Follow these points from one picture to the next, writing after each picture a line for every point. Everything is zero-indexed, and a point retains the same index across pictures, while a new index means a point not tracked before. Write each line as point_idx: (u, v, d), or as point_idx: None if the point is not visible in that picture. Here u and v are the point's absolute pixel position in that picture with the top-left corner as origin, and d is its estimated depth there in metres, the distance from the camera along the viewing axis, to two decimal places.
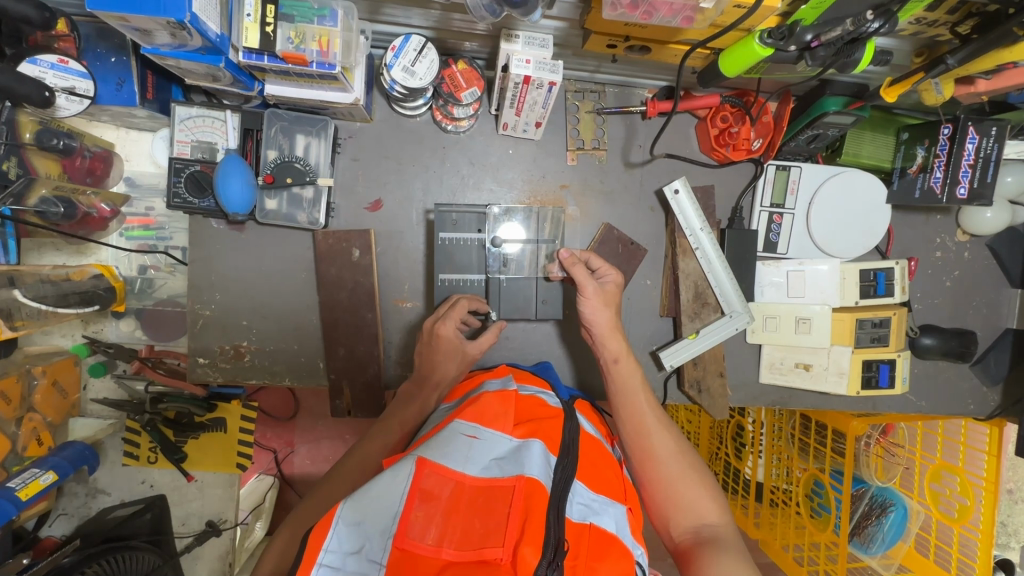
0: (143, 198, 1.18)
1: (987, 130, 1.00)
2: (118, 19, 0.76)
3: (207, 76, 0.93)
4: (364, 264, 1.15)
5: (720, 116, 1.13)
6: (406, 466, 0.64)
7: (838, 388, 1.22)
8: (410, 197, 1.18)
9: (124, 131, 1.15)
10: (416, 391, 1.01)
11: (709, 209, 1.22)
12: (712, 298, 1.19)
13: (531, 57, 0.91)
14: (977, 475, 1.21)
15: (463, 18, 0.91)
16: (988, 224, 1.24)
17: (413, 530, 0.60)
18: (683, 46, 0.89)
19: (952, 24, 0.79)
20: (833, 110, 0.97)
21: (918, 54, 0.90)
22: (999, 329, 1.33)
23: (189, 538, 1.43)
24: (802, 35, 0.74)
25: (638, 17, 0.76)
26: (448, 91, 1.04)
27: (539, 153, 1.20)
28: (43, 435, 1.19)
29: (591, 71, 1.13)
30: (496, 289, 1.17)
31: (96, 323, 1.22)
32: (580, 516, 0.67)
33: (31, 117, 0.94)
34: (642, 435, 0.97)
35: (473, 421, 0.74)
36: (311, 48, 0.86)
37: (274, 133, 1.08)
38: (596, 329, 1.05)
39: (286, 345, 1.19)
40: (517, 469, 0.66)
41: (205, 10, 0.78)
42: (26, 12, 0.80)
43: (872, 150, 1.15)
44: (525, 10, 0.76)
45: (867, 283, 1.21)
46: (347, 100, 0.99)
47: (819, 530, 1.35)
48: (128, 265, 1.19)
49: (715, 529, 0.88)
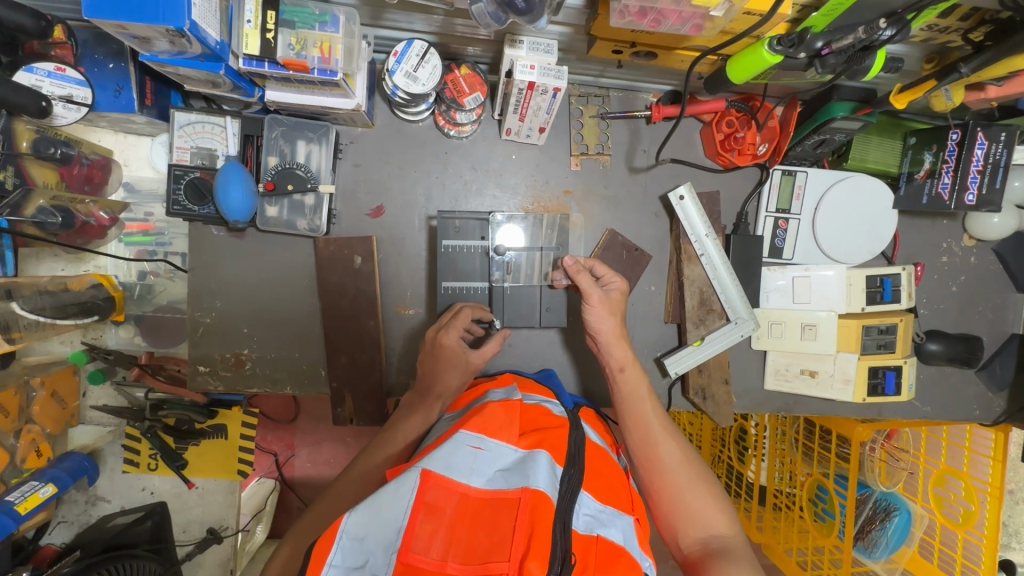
0: (142, 203, 1.16)
1: (995, 135, 1.00)
2: (116, 27, 0.75)
3: (206, 82, 0.92)
4: (366, 271, 1.14)
5: (726, 121, 1.11)
6: (410, 478, 0.63)
7: (844, 395, 1.22)
8: (412, 203, 1.17)
9: (122, 136, 1.13)
10: (419, 401, 1.00)
11: (713, 214, 1.21)
12: (717, 304, 1.18)
13: (535, 62, 0.90)
14: (982, 480, 1.21)
15: (466, 23, 0.90)
16: (994, 229, 1.23)
17: (417, 544, 0.59)
18: (691, 52, 0.87)
19: (964, 30, 0.78)
20: (841, 115, 0.96)
21: (929, 60, 0.88)
22: (1004, 334, 1.32)
23: (189, 545, 1.42)
24: (812, 42, 0.74)
25: (646, 25, 0.75)
26: (450, 96, 1.03)
27: (542, 158, 1.19)
28: (42, 447, 1.17)
29: (595, 76, 1.12)
30: (500, 296, 1.16)
31: (95, 330, 1.20)
32: (587, 528, 0.66)
33: (27, 126, 0.94)
34: (649, 444, 0.96)
35: (477, 430, 0.71)
36: (313, 55, 0.85)
37: (274, 137, 1.06)
38: (600, 336, 1.04)
39: (288, 352, 1.18)
40: (522, 481, 0.65)
41: (205, 17, 0.77)
42: (22, 21, 0.78)
43: (879, 155, 1.14)
44: (531, 18, 0.74)
45: (873, 289, 1.20)
46: (349, 106, 0.98)
47: (823, 534, 1.34)
48: (127, 272, 1.17)
49: (724, 540, 0.87)
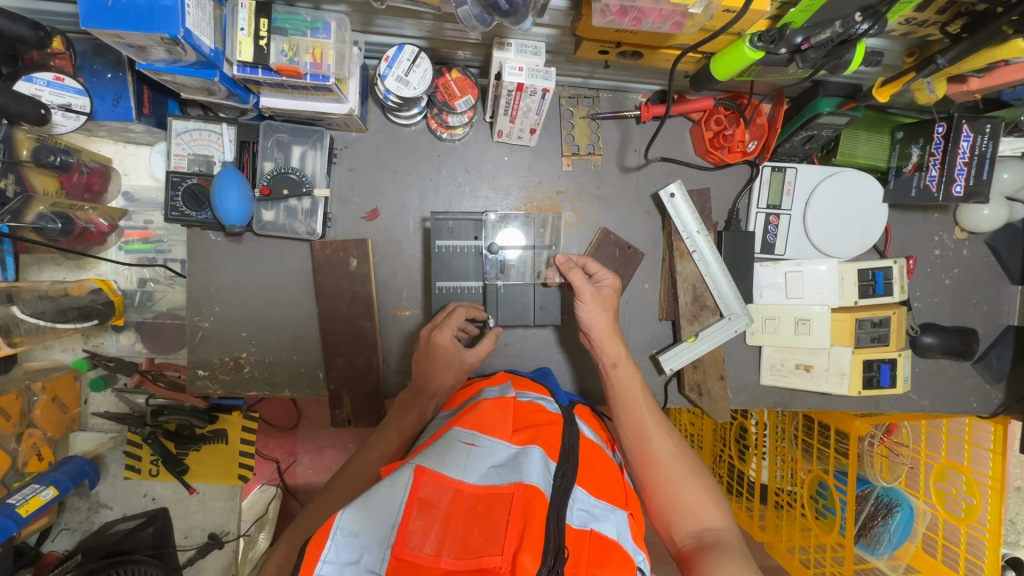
0: (142, 212, 1.19)
1: (981, 128, 1.01)
2: (113, 36, 0.77)
3: (202, 90, 0.94)
4: (361, 273, 1.16)
5: (714, 119, 1.13)
6: (405, 475, 0.63)
7: (839, 388, 1.22)
8: (406, 205, 1.19)
9: (122, 145, 1.16)
10: (414, 399, 1.01)
11: (705, 212, 1.22)
12: (710, 300, 1.19)
13: (523, 64, 0.92)
14: (983, 474, 1.19)
15: (455, 27, 0.92)
16: (985, 221, 1.23)
17: (412, 540, 0.59)
18: (675, 51, 0.90)
19: (942, 24, 0.79)
20: (827, 110, 0.97)
21: (909, 54, 0.90)
22: (1000, 326, 1.33)
23: (190, 550, 1.43)
24: (792, 39, 0.75)
25: (628, 24, 0.77)
26: (442, 99, 1.05)
27: (534, 159, 1.21)
28: (43, 451, 1.20)
29: (584, 77, 1.13)
30: (494, 295, 1.17)
31: (97, 337, 1.22)
32: (580, 523, 0.67)
33: (28, 134, 0.95)
34: (643, 439, 0.97)
35: (472, 429, 0.73)
36: (305, 61, 0.87)
37: (269, 145, 1.09)
38: (593, 333, 1.05)
39: (285, 355, 1.19)
40: (516, 477, 0.65)
41: (199, 25, 0.79)
42: (20, 31, 0.81)
43: (867, 150, 1.16)
44: (516, 19, 0.75)
45: (865, 283, 1.20)
46: (341, 110, 1.00)
47: (825, 531, 1.32)
48: (127, 279, 1.20)
49: (716, 533, 0.87)
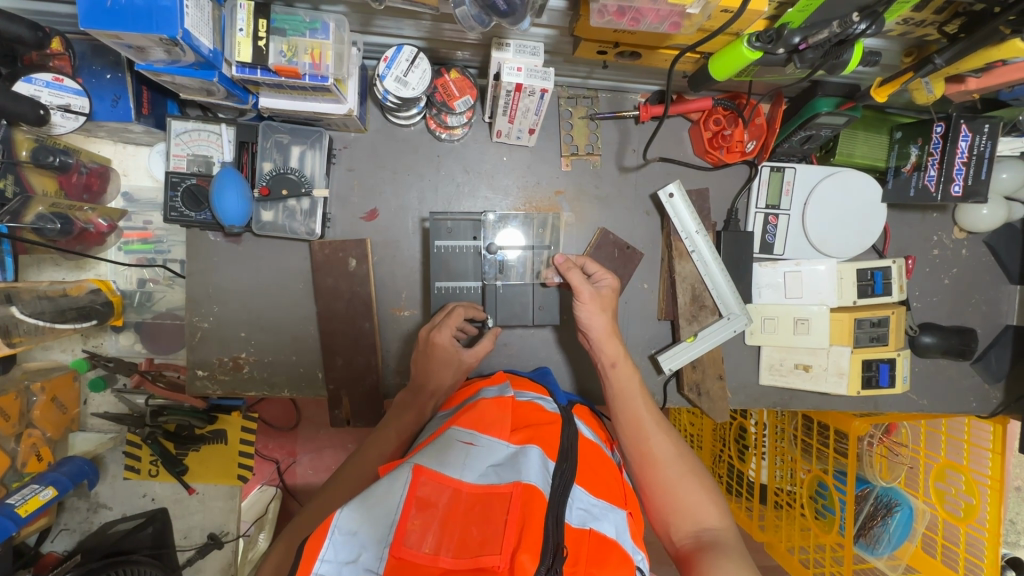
0: (141, 212, 1.19)
1: (979, 127, 1.01)
2: (112, 37, 0.77)
3: (201, 90, 0.94)
4: (360, 274, 1.16)
5: (713, 119, 1.13)
6: (403, 474, 0.63)
7: (838, 388, 1.22)
8: (406, 206, 1.19)
9: (122, 146, 1.16)
10: (413, 399, 1.01)
11: (703, 212, 1.22)
12: (709, 300, 1.19)
13: (522, 64, 0.92)
14: (982, 474, 1.19)
15: (453, 28, 0.92)
16: (984, 221, 1.24)
17: (411, 539, 0.59)
18: (673, 51, 0.90)
19: (939, 24, 0.79)
20: (826, 110, 0.97)
21: (908, 54, 0.90)
22: (999, 326, 1.33)
23: (190, 551, 1.43)
24: (790, 38, 0.75)
25: (626, 24, 0.77)
26: (441, 99, 1.06)
27: (533, 159, 1.21)
28: (43, 451, 1.20)
29: (583, 77, 1.13)
30: (492, 295, 1.17)
31: (96, 337, 1.22)
32: (579, 522, 0.67)
33: (27, 135, 0.95)
34: (642, 439, 0.97)
35: (471, 428, 0.73)
36: (304, 61, 0.87)
37: (268, 145, 1.09)
38: (592, 333, 1.05)
39: (285, 355, 1.20)
40: (514, 476, 0.65)
41: (197, 26, 0.79)
42: (19, 32, 0.81)
43: (866, 150, 1.15)
44: (514, 19, 0.75)
45: (864, 283, 1.20)
46: (341, 111, 1.00)
47: (824, 531, 1.32)
48: (127, 279, 1.20)
49: (714, 533, 0.87)
